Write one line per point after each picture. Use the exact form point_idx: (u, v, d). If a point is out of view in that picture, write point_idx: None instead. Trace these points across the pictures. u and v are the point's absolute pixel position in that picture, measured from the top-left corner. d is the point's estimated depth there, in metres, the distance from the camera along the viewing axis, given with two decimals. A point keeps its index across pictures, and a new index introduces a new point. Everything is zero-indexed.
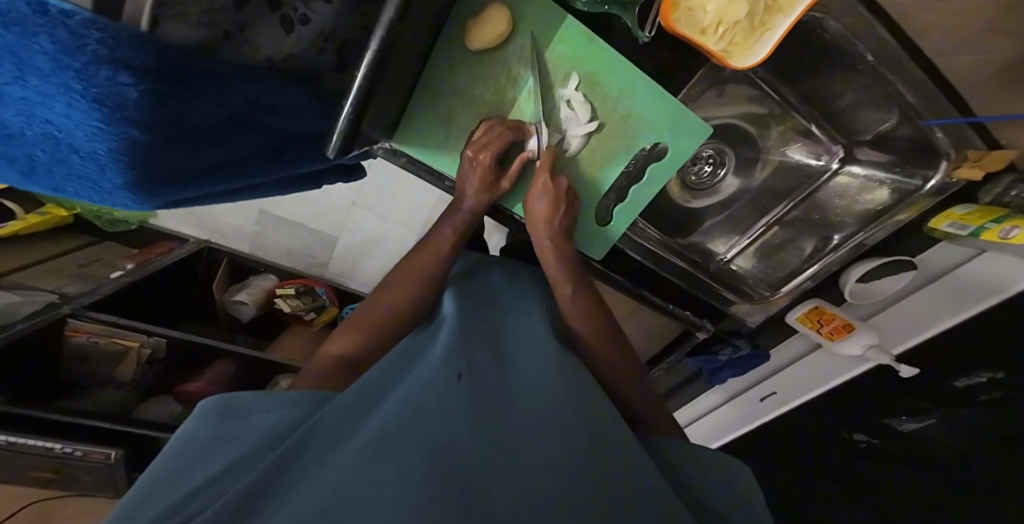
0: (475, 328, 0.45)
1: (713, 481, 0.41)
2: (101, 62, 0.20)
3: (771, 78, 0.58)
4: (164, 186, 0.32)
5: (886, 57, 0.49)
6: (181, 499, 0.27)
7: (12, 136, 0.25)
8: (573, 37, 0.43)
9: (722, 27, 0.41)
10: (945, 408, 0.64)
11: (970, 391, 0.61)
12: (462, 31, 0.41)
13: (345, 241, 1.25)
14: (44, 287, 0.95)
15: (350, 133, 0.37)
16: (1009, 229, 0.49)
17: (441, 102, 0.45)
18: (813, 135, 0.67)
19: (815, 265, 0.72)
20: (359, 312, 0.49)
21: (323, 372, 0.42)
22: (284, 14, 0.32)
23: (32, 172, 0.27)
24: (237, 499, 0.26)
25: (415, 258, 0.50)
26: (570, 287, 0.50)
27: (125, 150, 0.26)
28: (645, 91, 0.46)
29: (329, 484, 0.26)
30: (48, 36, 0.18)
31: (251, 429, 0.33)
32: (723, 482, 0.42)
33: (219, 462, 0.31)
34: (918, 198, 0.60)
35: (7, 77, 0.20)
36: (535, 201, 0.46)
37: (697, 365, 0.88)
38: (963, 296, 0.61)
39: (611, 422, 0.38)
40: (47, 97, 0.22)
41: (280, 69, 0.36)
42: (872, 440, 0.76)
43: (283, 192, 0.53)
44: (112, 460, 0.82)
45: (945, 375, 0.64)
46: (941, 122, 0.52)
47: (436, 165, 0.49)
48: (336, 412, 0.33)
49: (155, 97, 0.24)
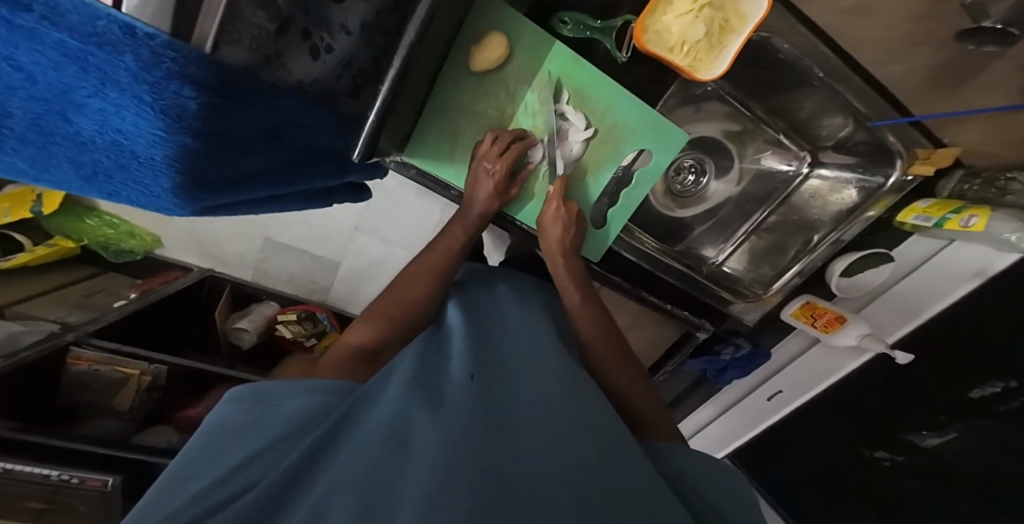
0: (478, 339, 0.49)
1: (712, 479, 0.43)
2: (172, 77, 0.25)
3: (739, 94, 0.65)
4: (205, 192, 0.35)
5: (831, 72, 0.55)
6: (216, 481, 0.30)
7: (86, 144, 0.29)
8: (562, 58, 0.49)
9: (685, 45, 0.48)
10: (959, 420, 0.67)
11: (988, 400, 0.64)
12: (465, 55, 0.47)
13: (348, 265, 1.29)
14: (46, 317, 0.96)
15: (371, 142, 0.41)
16: (968, 219, 0.55)
17: (447, 119, 0.51)
18: (783, 144, 0.73)
19: (799, 264, 0.76)
20: (375, 306, 0.52)
21: (342, 358, 0.45)
22: (313, 44, 0.37)
23: (95, 178, 0.31)
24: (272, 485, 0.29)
25: (427, 257, 0.54)
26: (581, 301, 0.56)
27: (179, 157, 0.30)
28: (627, 105, 0.52)
29: (358, 467, 0.29)
30: (133, 54, 0.22)
31: (279, 414, 0.36)
32: (715, 474, 0.43)
33: (254, 445, 0.33)
34: (882, 194, 0.65)
35: (90, 91, 0.25)
36: (549, 225, 0.53)
37: (701, 367, 0.88)
38: (939, 288, 0.66)
39: (613, 425, 0.40)
40: (121, 108, 0.26)
41: (305, 92, 0.40)
42: (895, 457, 0.78)
43: (301, 206, 0.58)
44: (108, 488, 0.79)
45: (960, 387, 0.67)
46: (885, 122, 0.58)
47: (441, 177, 0.53)
48: (363, 405, 0.36)
49: (209, 109, 0.29)
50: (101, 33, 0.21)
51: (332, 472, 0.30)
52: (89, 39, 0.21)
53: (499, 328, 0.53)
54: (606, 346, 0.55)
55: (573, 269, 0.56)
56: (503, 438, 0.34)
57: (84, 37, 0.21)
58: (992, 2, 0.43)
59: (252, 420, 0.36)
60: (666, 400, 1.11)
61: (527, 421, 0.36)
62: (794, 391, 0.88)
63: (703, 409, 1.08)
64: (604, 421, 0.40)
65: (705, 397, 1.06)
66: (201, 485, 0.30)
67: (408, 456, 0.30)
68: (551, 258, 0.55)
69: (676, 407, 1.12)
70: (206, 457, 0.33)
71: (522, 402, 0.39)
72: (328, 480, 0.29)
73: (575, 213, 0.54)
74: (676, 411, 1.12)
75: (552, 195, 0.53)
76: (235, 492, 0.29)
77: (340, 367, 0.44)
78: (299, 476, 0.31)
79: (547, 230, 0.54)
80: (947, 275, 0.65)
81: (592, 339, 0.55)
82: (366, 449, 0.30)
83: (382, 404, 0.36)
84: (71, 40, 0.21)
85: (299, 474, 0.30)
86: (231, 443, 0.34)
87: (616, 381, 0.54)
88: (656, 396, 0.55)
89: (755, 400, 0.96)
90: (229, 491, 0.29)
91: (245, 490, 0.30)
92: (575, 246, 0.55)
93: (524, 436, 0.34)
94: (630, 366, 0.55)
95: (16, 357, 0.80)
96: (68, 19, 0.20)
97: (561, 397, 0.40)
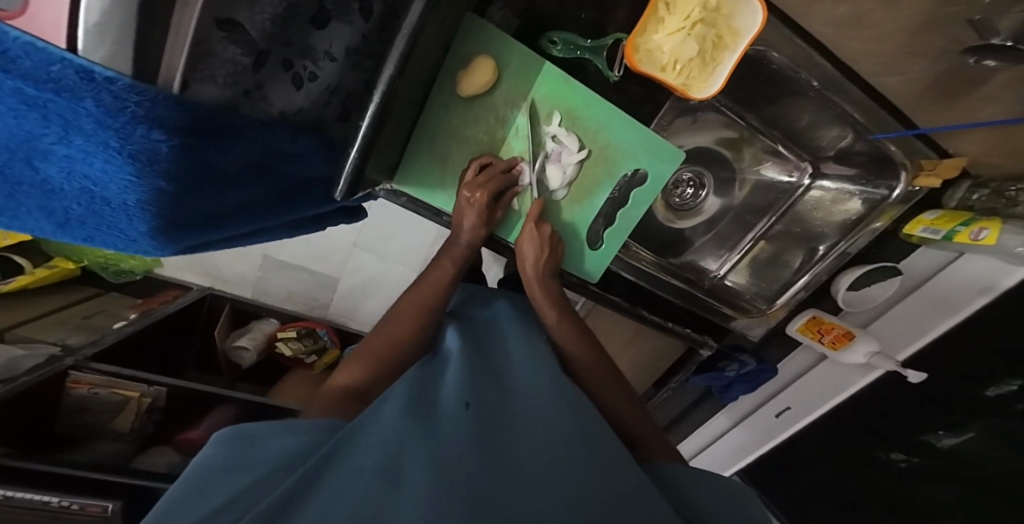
0: (477, 363, 0.47)
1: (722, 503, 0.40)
2: (138, 121, 0.24)
3: (734, 105, 0.64)
4: (183, 231, 0.35)
5: (828, 82, 0.54)
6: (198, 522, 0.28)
7: (54, 192, 0.28)
8: (553, 80, 0.48)
9: (678, 64, 0.48)
10: (978, 419, 0.66)
11: (1006, 399, 0.62)
12: (454, 81, 0.46)
13: (346, 281, 1.29)
14: (46, 340, 0.95)
15: (355, 178, 0.41)
16: (978, 232, 0.53)
17: (438, 144, 0.50)
18: (781, 154, 0.71)
19: (805, 276, 0.74)
20: (364, 345, 0.51)
21: (329, 401, 0.44)
22: (295, 73, 0.36)
23: (67, 224, 0.31)
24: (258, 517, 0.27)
25: (416, 292, 0.53)
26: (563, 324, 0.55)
27: (152, 201, 0.29)
28: (620, 124, 0.51)
29: (347, 499, 0.27)
30: (93, 99, 0.22)
31: (263, 454, 0.35)
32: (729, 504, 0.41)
33: (235, 487, 0.32)
34: (887, 206, 0.64)
35: (55, 137, 0.24)
36: (524, 246, 0.52)
37: (705, 383, 0.86)
38: (952, 301, 0.64)
39: (613, 448, 0.38)
40: (87, 154, 0.25)
41: (291, 122, 0.40)
42: (911, 458, 0.77)
43: (292, 234, 0.57)
44: (109, 513, 0.77)
45: (975, 385, 0.66)
46: (887, 135, 0.57)
47: (432, 202, 0.52)
48: (349, 439, 0.34)
49: (184, 150, 0.28)
50: (56, 79, 0.21)
51: (317, 507, 0.27)
52: (45, 85, 0.21)
53: (498, 354, 0.51)
54: (593, 360, 0.54)
55: (549, 294, 0.55)
56: (495, 467, 0.32)
57: (40, 83, 0.21)
58: (1001, 18, 0.43)
59: (236, 459, 0.34)
60: (673, 414, 1.08)
61: (524, 457, 0.34)
62: (804, 408, 0.84)
63: (718, 418, 1.03)
64: (604, 443, 0.38)
65: (712, 410, 1.04)
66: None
67: (400, 486, 0.28)
68: (525, 277, 0.54)
69: (683, 422, 1.09)
70: (186, 498, 0.31)
71: (518, 432, 0.37)
72: (310, 519, 0.26)
73: (549, 236, 0.52)
74: (682, 426, 1.10)
75: (529, 215, 0.52)
76: None
77: (324, 409, 0.43)
78: (279, 515, 0.28)
79: (521, 250, 0.53)
80: (956, 287, 0.63)
81: (588, 366, 0.54)
82: (354, 488, 0.28)
83: (373, 431, 0.34)
84: (27, 87, 0.21)
85: (280, 509, 0.28)
86: (212, 482, 0.32)
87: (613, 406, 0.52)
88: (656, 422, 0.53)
89: (762, 417, 0.93)
90: None
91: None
92: (549, 270, 0.54)
93: (517, 467, 0.33)
94: (617, 385, 0.54)
95: (15, 382, 0.80)
96: (20, 64, 0.20)
97: (557, 424, 0.39)
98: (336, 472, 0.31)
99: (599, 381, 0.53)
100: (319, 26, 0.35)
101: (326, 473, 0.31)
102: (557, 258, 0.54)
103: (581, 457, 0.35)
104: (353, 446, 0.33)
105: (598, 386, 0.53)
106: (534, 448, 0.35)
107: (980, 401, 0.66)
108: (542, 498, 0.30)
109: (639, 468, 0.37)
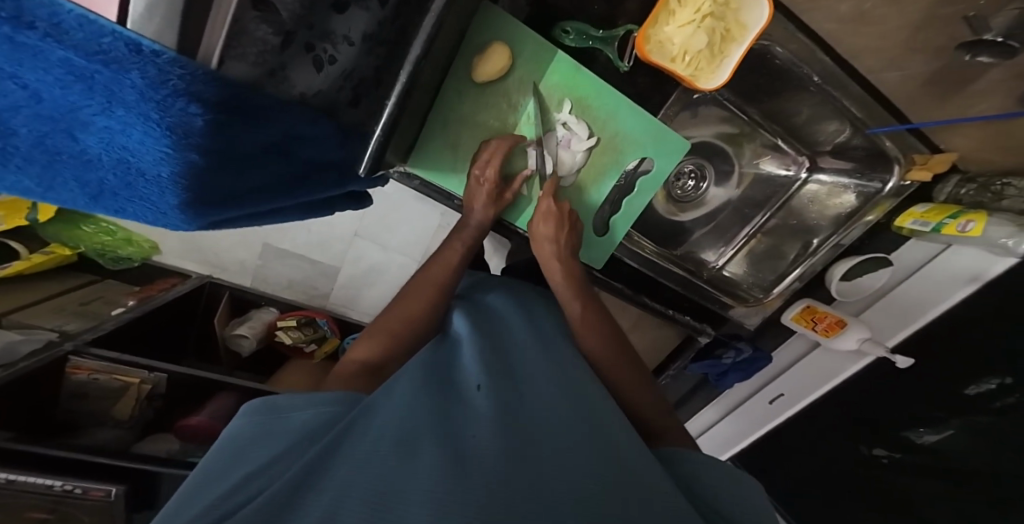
0: (487, 346, 0.48)
1: (730, 493, 0.41)
2: (178, 95, 0.25)
3: (736, 99, 0.66)
4: (209, 207, 0.36)
5: (828, 78, 0.56)
6: (227, 492, 0.29)
7: (90, 163, 0.29)
8: (564, 69, 0.50)
9: (687, 55, 0.49)
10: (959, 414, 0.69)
11: (985, 397, 0.65)
12: (469, 67, 0.47)
13: (347, 270, 1.29)
14: (44, 326, 0.92)
15: (376, 158, 0.42)
16: (965, 224, 0.56)
17: (450, 129, 0.51)
18: (780, 148, 0.74)
19: (798, 267, 0.76)
20: (377, 324, 0.52)
21: (347, 374, 0.45)
22: (316, 55, 0.37)
23: (100, 195, 0.32)
24: (284, 487, 0.27)
25: (428, 272, 0.54)
26: (579, 306, 0.55)
27: (184, 174, 0.30)
28: (629, 113, 0.53)
29: (367, 472, 0.28)
30: (139, 72, 0.22)
31: (286, 427, 0.36)
32: (738, 485, 0.43)
33: (263, 457, 0.33)
34: (881, 199, 0.66)
35: (97, 109, 0.25)
36: (540, 224, 0.52)
37: (702, 371, 0.89)
38: (942, 288, 0.66)
39: (620, 432, 0.39)
40: (127, 125, 0.26)
41: (309, 104, 0.40)
42: (893, 454, 0.80)
43: (302, 217, 0.58)
44: (112, 497, 0.79)
45: (955, 383, 0.68)
46: (884, 129, 0.59)
47: (444, 186, 0.53)
48: (369, 412, 0.35)
49: (216, 125, 0.29)
50: (106, 51, 0.21)
51: (343, 475, 0.28)
52: (94, 57, 0.21)
53: (507, 339, 0.51)
54: (610, 352, 0.54)
55: (570, 273, 0.55)
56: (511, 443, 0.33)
57: (89, 55, 0.21)
58: (993, 16, 0.45)
59: (261, 433, 0.35)
60: (670, 403, 1.11)
61: (537, 434, 0.36)
62: (795, 395, 0.88)
63: (708, 410, 1.08)
64: (612, 429, 0.39)
65: (707, 399, 1.06)
66: (214, 493, 0.29)
67: (419, 459, 0.29)
68: (544, 257, 0.54)
69: (680, 411, 1.12)
70: (219, 468, 0.33)
71: (529, 413, 0.39)
72: (335, 489, 0.27)
73: (567, 212, 0.53)
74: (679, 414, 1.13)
75: (545, 192, 0.52)
76: (247, 498, 0.28)
77: (342, 379, 0.44)
78: (307, 481, 0.29)
79: (537, 228, 0.53)
80: (947, 276, 0.66)
81: (598, 339, 0.54)
82: (374, 459, 0.29)
83: (390, 408, 0.35)
84: (77, 58, 0.21)
85: (308, 476, 0.29)
86: (241, 454, 0.34)
87: (624, 389, 0.53)
88: (665, 401, 0.54)
89: (755, 405, 0.96)
90: (240, 499, 0.28)
91: (254, 498, 0.29)
92: (570, 247, 0.54)
93: (530, 443, 0.34)
94: (633, 367, 0.55)
95: (15, 367, 0.78)
96: (72, 37, 0.20)
97: (567, 410, 0.40)
98: (359, 440, 0.32)
99: (612, 363, 0.54)
100: (340, 10, 0.35)
101: (345, 446, 0.31)
102: (575, 236, 0.55)
103: (592, 443, 0.36)
104: (373, 418, 0.34)
105: (606, 369, 0.54)
106: (545, 432, 0.36)
107: (960, 399, 0.68)
108: (557, 479, 0.30)
109: (644, 451, 0.38)
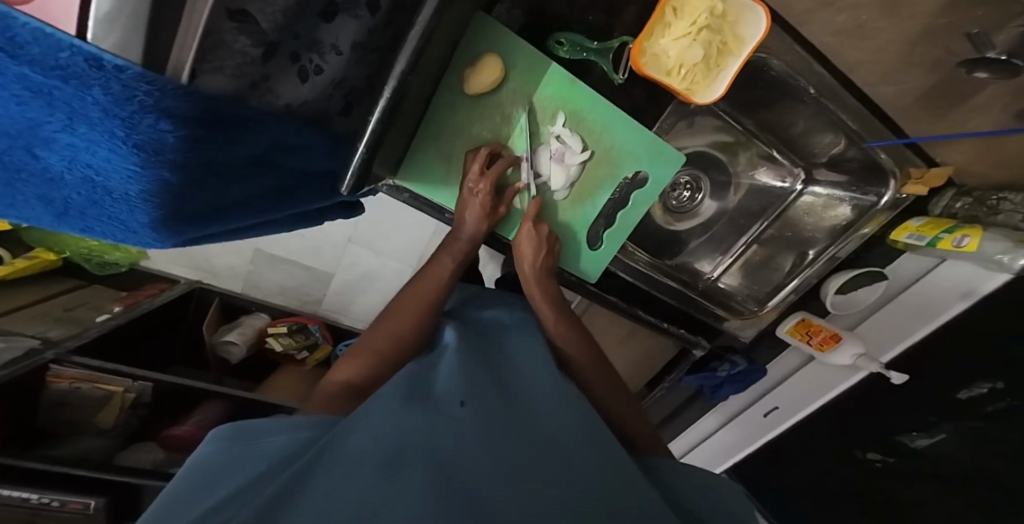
0: (475, 359, 0.47)
1: (713, 501, 0.41)
2: (146, 111, 0.23)
3: (732, 110, 0.65)
4: (184, 224, 0.35)
5: (824, 89, 0.55)
6: (194, 520, 0.27)
7: (54, 181, 0.28)
8: (558, 80, 0.49)
9: (683, 69, 0.48)
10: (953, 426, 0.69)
11: (976, 401, 0.66)
12: (461, 78, 0.46)
13: (341, 277, 1.28)
14: (26, 333, 0.90)
15: (361, 174, 0.41)
16: (960, 238, 0.56)
17: (442, 140, 0.50)
18: (775, 160, 0.73)
19: (795, 279, 0.76)
20: (362, 341, 0.51)
21: (329, 397, 0.44)
22: (301, 66, 0.36)
23: (65, 214, 0.30)
24: (253, 512, 0.26)
25: (416, 287, 0.53)
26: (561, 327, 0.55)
27: (156, 191, 0.29)
28: (624, 125, 0.52)
29: (343, 491, 0.26)
30: (102, 88, 0.21)
31: (261, 451, 0.35)
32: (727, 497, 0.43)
33: (235, 483, 0.32)
34: (875, 212, 0.66)
35: (58, 125, 0.24)
36: (522, 245, 0.52)
37: (698, 382, 0.89)
38: (936, 306, 0.66)
39: (609, 446, 0.39)
40: (91, 143, 0.25)
41: (296, 114, 0.39)
42: (886, 458, 0.80)
43: (290, 228, 0.56)
44: (91, 510, 0.77)
45: (946, 388, 0.69)
46: (880, 143, 0.59)
47: (435, 198, 0.52)
48: (348, 428, 0.34)
49: (190, 142, 0.28)
50: (65, 65, 0.20)
51: (317, 495, 0.26)
52: (53, 72, 0.20)
53: (495, 354, 0.50)
54: (595, 366, 0.54)
55: (549, 293, 0.55)
56: (495, 466, 0.32)
57: (47, 70, 0.20)
58: (996, 35, 0.45)
59: (233, 460, 0.34)
60: (665, 413, 1.10)
61: (523, 451, 0.35)
62: (791, 408, 0.87)
63: (708, 417, 1.05)
64: (602, 445, 0.38)
65: (702, 410, 1.06)
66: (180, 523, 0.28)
67: (399, 479, 0.28)
68: (524, 277, 0.54)
69: (675, 421, 1.11)
70: (186, 493, 0.31)
71: (515, 429, 0.37)
72: (310, 508, 0.25)
73: (547, 234, 0.53)
74: (674, 424, 1.12)
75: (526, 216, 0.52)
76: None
77: (323, 405, 0.43)
78: (278, 504, 0.27)
79: (520, 249, 0.53)
80: (943, 291, 0.65)
81: (583, 361, 0.54)
82: (351, 478, 0.27)
83: (369, 424, 0.34)
84: (34, 73, 0.20)
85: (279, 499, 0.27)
86: (213, 480, 0.32)
87: (611, 404, 0.53)
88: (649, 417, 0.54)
89: (750, 416, 0.96)
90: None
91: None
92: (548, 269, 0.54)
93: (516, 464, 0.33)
94: (619, 387, 0.55)
95: None
96: (28, 51, 0.19)
97: (554, 429, 0.39)
98: (336, 460, 0.30)
99: (600, 381, 0.54)
100: (326, 20, 0.34)
101: (321, 466, 0.30)
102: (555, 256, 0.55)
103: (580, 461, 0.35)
104: (352, 434, 0.33)
105: (597, 390, 0.53)
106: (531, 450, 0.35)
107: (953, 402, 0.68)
108: (543, 499, 0.29)
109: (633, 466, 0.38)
